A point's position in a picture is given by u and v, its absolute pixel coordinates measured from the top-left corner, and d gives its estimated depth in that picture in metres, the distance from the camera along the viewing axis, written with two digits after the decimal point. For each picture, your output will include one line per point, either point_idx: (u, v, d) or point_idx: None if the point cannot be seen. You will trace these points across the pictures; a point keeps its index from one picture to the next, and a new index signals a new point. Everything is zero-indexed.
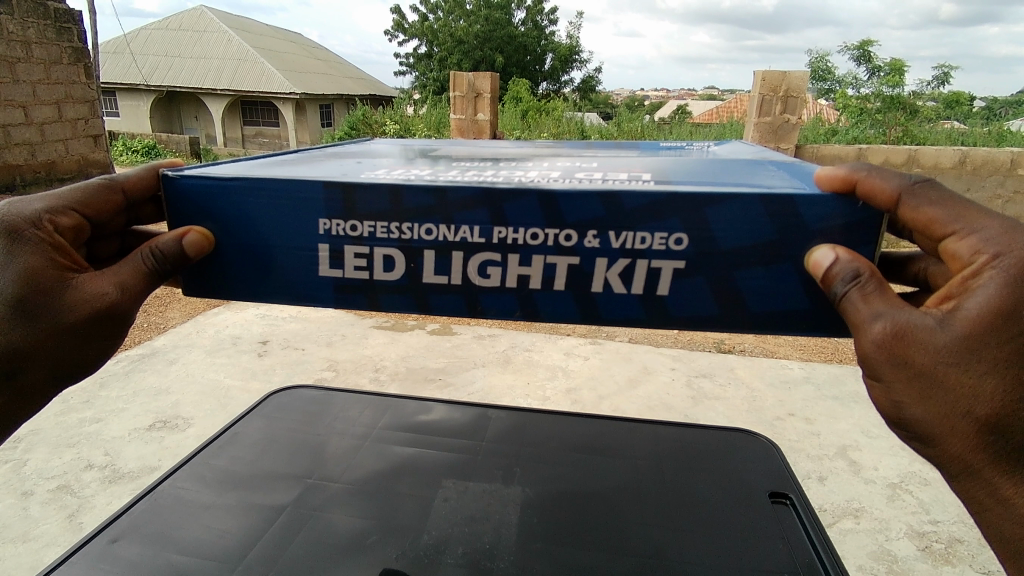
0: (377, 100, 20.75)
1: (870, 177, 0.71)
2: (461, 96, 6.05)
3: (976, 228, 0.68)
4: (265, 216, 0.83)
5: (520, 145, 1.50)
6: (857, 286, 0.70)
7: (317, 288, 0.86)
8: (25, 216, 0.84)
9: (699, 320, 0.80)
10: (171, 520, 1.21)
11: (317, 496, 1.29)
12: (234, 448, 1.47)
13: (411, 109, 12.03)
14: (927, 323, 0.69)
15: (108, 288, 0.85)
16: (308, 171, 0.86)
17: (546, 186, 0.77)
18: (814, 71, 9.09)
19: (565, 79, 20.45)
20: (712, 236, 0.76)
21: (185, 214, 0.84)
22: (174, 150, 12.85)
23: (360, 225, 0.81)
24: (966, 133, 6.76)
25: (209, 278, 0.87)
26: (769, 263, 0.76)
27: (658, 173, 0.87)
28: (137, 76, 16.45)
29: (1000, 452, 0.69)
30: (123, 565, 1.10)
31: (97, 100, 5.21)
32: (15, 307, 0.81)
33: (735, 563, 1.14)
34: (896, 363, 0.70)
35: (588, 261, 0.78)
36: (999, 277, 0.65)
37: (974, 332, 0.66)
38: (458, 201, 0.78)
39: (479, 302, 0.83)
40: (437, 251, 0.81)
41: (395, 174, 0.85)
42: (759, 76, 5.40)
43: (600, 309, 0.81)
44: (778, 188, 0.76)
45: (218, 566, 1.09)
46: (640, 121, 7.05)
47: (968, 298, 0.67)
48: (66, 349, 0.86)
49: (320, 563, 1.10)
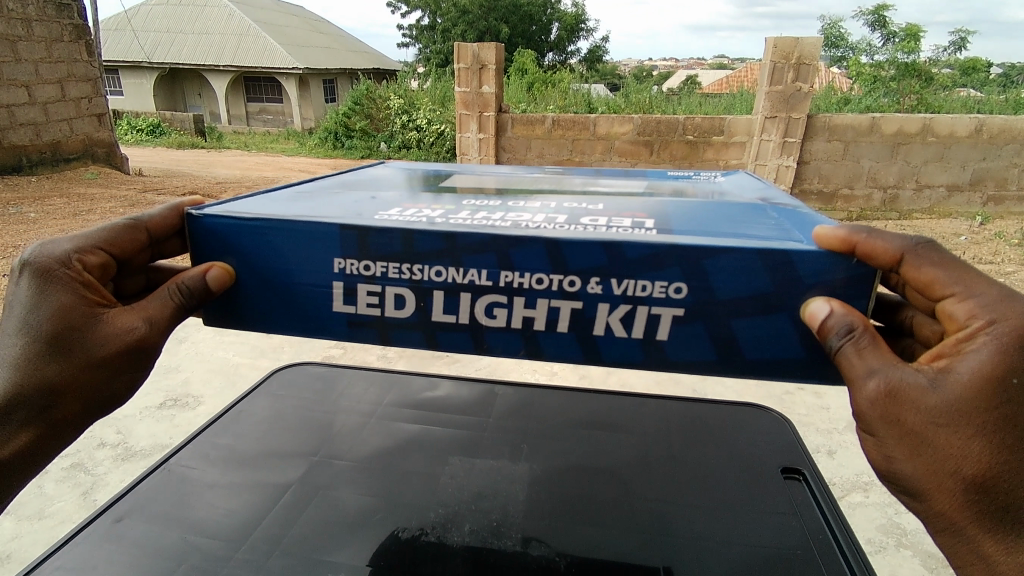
0: (382, 74, 20.47)
1: (870, 239, 0.70)
2: (465, 67, 5.98)
3: (974, 293, 0.71)
4: (283, 254, 0.82)
5: (529, 166, 1.48)
6: (852, 339, 0.70)
7: (331, 320, 0.85)
8: (56, 256, 0.84)
9: (696, 365, 0.79)
10: (178, 499, 1.23)
11: (324, 473, 1.31)
12: (241, 426, 1.49)
13: (414, 82, 12.04)
14: (919, 383, 0.71)
15: (136, 322, 0.85)
16: (321, 211, 0.86)
17: (554, 233, 0.77)
18: (828, 37, 8.98)
19: (571, 49, 20.03)
20: (710, 287, 0.74)
21: (209, 251, 0.84)
22: (178, 129, 13.05)
23: (373, 265, 0.80)
24: (983, 101, 6.56)
25: (233, 307, 0.87)
26: (764, 313, 0.75)
27: (658, 217, 0.87)
28: (140, 53, 16.43)
29: (983, 511, 0.72)
30: (129, 543, 1.11)
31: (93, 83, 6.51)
32: (48, 344, 0.82)
33: (747, 539, 1.14)
34: (889, 420, 0.72)
35: (590, 306, 0.77)
36: (991, 344, 0.68)
37: (964, 396, 0.69)
38: (467, 246, 0.77)
39: (485, 340, 0.82)
40: (447, 293, 0.80)
41: (408, 217, 0.84)
42: (770, 43, 5.37)
43: (600, 352, 0.80)
44: (772, 241, 0.75)
45: (224, 545, 1.10)
46: (648, 92, 6.95)
47: (960, 362, 0.70)
48: (96, 382, 0.85)
49: (328, 538, 1.11)
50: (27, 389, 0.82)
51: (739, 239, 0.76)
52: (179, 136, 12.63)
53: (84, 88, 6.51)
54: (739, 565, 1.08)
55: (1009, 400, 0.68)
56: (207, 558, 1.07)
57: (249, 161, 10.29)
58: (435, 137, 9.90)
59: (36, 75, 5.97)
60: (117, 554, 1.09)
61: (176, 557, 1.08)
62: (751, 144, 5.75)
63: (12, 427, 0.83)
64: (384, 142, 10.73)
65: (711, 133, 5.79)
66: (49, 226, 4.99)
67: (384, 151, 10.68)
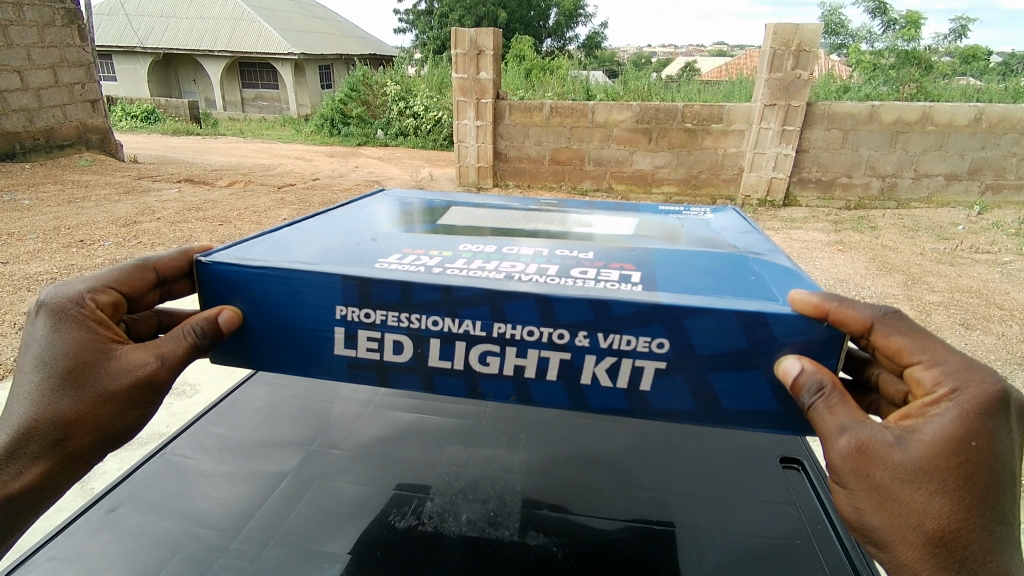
0: (379, 61, 20.29)
1: (842, 308, 0.71)
2: (462, 53, 5.91)
3: (939, 361, 0.72)
4: (286, 302, 0.83)
5: (525, 197, 1.50)
6: (823, 396, 0.71)
7: (330, 359, 0.85)
8: (70, 296, 0.85)
9: (678, 415, 0.79)
10: (172, 489, 1.22)
11: (320, 463, 1.31)
12: (238, 416, 1.49)
13: (411, 68, 11.98)
14: (886, 440, 0.72)
15: (149, 358, 0.85)
16: (322, 258, 0.87)
17: (546, 288, 0.77)
18: (828, 24, 8.94)
19: (569, 35, 19.85)
20: (691, 344, 0.74)
21: (217, 294, 0.85)
22: (173, 115, 12.96)
23: (373, 313, 0.80)
24: (982, 90, 6.49)
25: (242, 347, 0.87)
26: (741, 368, 0.75)
27: (645, 268, 0.87)
28: (133, 38, 16.25)
29: (946, 566, 0.72)
30: (123, 534, 1.11)
31: (90, 64, 6.59)
32: (63, 379, 0.82)
33: (745, 527, 1.15)
34: (858, 475, 0.73)
35: (578, 357, 0.77)
36: (954, 409, 0.69)
37: (927, 454, 0.70)
38: (463, 298, 0.77)
39: (479, 385, 0.82)
40: (442, 341, 0.80)
41: (407, 266, 0.85)
42: (771, 29, 5.35)
43: (588, 400, 0.80)
44: (751, 301, 0.75)
45: (219, 535, 1.10)
46: (647, 79, 6.92)
47: (925, 423, 0.71)
48: (108, 417, 0.85)
49: (323, 528, 1.11)
50: (40, 424, 0.82)
51: (725, 296, 0.76)
52: (173, 122, 12.55)
53: (76, 74, 6.44)
54: (736, 556, 1.08)
55: (970, 461, 0.69)
56: (201, 548, 1.07)
57: (245, 148, 10.24)
58: (433, 124, 10.23)
59: (28, 61, 5.92)
60: (111, 544, 1.09)
61: (170, 546, 1.08)
62: (750, 132, 5.72)
63: (25, 460, 0.83)
64: (380, 129, 10.77)
65: (710, 121, 5.76)
66: (44, 213, 4.97)
67: (381, 138, 10.69)
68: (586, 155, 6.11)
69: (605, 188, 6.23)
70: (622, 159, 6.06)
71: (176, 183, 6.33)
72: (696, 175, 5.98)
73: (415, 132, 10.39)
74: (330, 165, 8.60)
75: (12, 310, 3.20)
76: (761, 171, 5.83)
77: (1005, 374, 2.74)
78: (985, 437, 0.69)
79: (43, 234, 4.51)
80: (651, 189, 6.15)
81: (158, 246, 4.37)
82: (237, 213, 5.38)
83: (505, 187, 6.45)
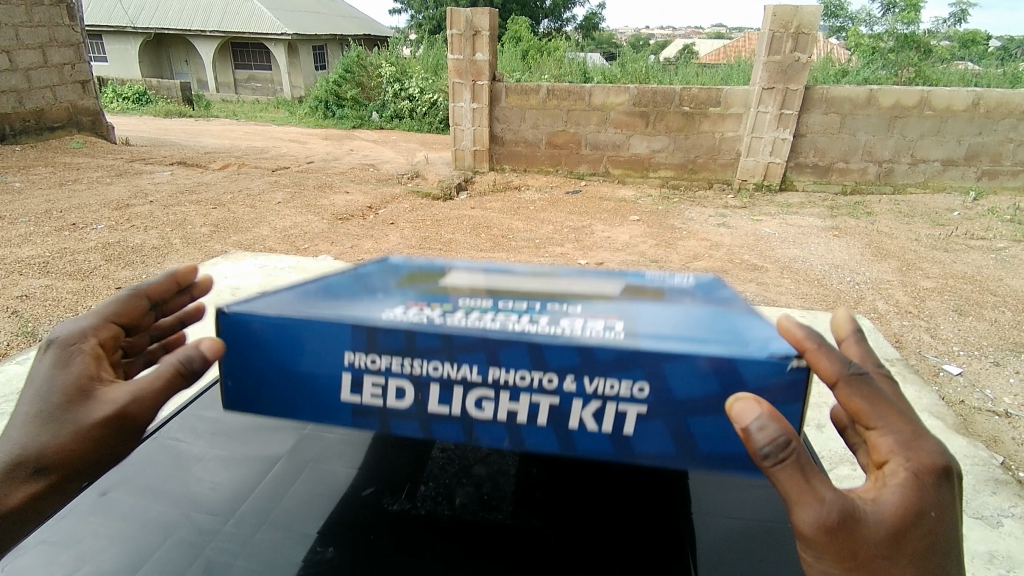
0: (374, 41, 20.05)
1: (813, 355, 0.64)
2: (458, 34, 5.86)
3: (893, 427, 0.64)
4: (298, 347, 0.79)
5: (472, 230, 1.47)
6: (788, 464, 0.59)
7: (332, 398, 0.81)
8: (69, 336, 0.80)
9: (662, 461, 0.77)
10: (162, 474, 1.13)
11: (316, 444, 1.22)
12: (228, 401, 1.40)
13: (407, 50, 11.85)
14: (858, 513, 0.61)
15: (122, 397, 0.74)
16: (323, 303, 0.84)
17: (524, 331, 0.76)
18: (827, 8, 8.91)
19: (567, 16, 19.58)
20: (669, 388, 0.74)
21: (234, 343, 0.81)
22: (165, 97, 12.86)
23: (379, 360, 0.78)
24: (981, 75, 6.45)
25: (255, 388, 0.82)
26: (716, 413, 0.74)
27: (613, 301, 0.87)
28: (125, 17, 16.03)
29: None
30: (110, 518, 1.01)
31: (80, 44, 6.51)
32: (36, 421, 0.73)
33: (774, 495, 1.09)
34: (828, 552, 0.61)
35: (569, 401, 0.76)
36: (910, 481, 0.62)
37: (894, 529, 0.61)
38: (463, 344, 0.75)
39: (473, 431, 0.80)
40: (442, 386, 0.78)
41: (404, 310, 0.81)
42: (770, 12, 5.32)
43: (578, 445, 0.78)
44: (711, 341, 0.75)
45: (210, 518, 1.01)
46: (645, 62, 6.87)
47: (883, 492, 0.62)
48: (72, 459, 0.73)
49: (320, 509, 1.03)
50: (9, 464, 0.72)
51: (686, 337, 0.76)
52: (165, 104, 12.43)
53: (66, 54, 6.35)
54: (771, 524, 1.01)
55: (926, 538, 0.62)
56: (193, 531, 0.99)
57: (238, 130, 10.15)
58: (428, 107, 10.16)
59: (17, 41, 5.84)
60: (97, 531, 0.99)
61: (162, 530, 0.99)
62: (749, 115, 5.69)
63: None
64: (375, 112, 10.68)
65: (707, 105, 5.72)
66: (36, 196, 4.92)
67: (376, 121, 10.53)
68: (583, 138, 6.08)
69: (602, 172, 6.20)
70: (619, 143, 6.03)
71: (169, 166, 6.28)
72: (693, 159, 5.97)
73: (410, 115, 10.33)
74: (324, 148, 8.52)
75: (4, 295, 3.17)
76: (758, 155, 5.81)
77: (997, 360, 2.76)
78: (937, 510, 0.62)
79: (35, 217, 4.47)
80: (648, 174, 6.12)
81: (151, 230, 4.34)
82: (231, 196, 5.33)
83: (501, 171, 6.41)
